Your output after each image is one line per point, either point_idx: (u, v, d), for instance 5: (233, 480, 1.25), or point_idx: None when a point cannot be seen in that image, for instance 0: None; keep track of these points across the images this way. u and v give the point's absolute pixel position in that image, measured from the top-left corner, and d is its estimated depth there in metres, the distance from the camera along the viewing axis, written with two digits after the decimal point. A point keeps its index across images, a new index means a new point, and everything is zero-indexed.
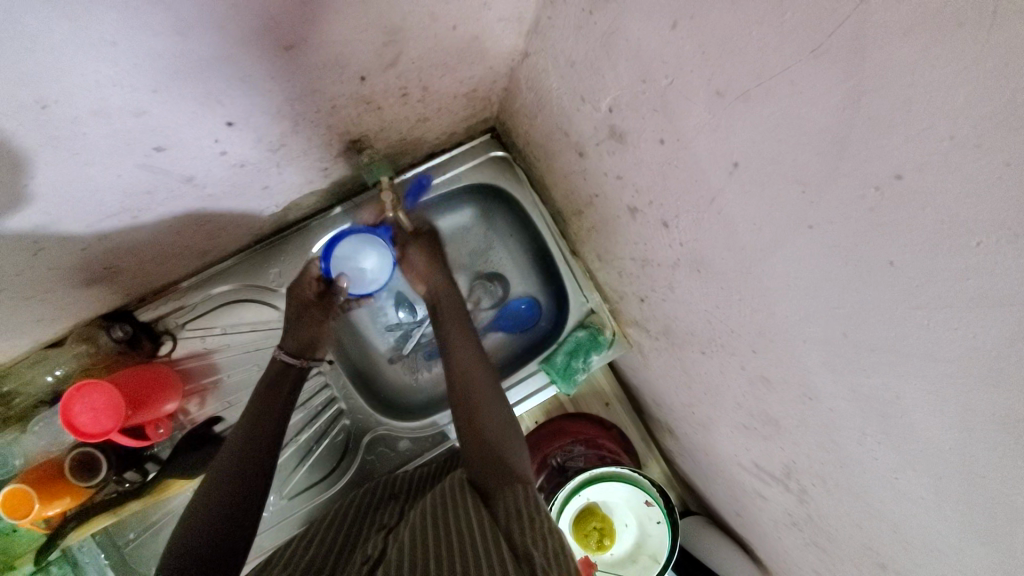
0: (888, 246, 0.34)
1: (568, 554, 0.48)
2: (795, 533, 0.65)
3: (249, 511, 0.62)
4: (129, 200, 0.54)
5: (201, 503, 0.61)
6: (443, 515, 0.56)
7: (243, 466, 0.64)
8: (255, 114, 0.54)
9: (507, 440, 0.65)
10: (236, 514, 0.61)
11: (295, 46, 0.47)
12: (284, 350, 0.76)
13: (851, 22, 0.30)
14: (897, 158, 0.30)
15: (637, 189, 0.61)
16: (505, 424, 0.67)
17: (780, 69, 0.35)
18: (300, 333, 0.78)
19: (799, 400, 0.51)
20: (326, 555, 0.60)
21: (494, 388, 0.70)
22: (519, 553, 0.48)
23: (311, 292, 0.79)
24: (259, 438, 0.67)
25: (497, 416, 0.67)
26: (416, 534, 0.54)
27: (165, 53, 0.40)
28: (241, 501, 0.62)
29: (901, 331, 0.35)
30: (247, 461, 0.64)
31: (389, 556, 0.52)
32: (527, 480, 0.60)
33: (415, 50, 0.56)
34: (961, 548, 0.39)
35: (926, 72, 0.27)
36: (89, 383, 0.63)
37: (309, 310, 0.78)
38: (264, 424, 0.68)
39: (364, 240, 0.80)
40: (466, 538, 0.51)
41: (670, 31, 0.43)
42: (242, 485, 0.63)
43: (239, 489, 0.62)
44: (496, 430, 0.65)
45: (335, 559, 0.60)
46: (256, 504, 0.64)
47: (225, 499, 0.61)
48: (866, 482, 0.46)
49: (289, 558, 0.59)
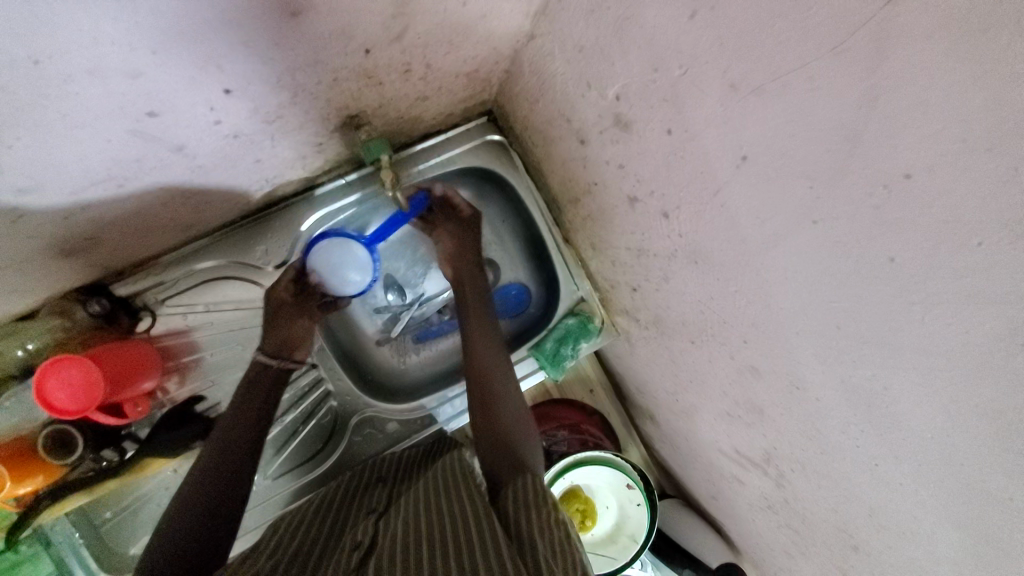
0: (890, 242, 0.35)
1: (574, 544, 0.48)
2: (769, 515, 0.68)
3: (230, 510, 0.62)
4: (117, 167, 0.51)
5: (181, 500, 0.61)
6: (442, 504, 0.56)
7: (222, 463, 0.63)
8: (254, 82, 0.52)
9: (520, 430, 0.67)
10: (217, 510, 0.61)
11: (302, 12, 0.45)
12: (263, 352, 0.74)
13: (878, 20, 0.30)
14: (906, 157, 0.32)
15: (638, 178, 0.62)
16: (517, 416, 0.69)
17: (798, 65, 0.36)
18: (276, 332, 0.76)
19: (785, 390, 0.53)
20: (314, 540, 0.59)
21: (503, 372, 0.73)
22: (523, 541, 0.49)
23: (287, 293, 0.78)
24: (238, 434, 0.66)
25: (511, 410, 0.70)
26: (410, 523, 0.54)
27: (168, 13, 0.38)
28: (218, 500, 0.61)
29: (894, 324, 0.37)
30: (224, 458, 0.63)
31: (382, 544, 0.51)
32: (534, 471, 0.61)
33: (422, 24, 0.55)
34: (934, 530, 0.42)
35: (944, 74, 0.28)
36: (65, 359, 0.61)
37: (284, 310, 0.78)
38: (247, 419, 0.67)
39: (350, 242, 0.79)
40: (465, 526, 0.51)
41: (688, 21, 0.43)
42: (218, 481, 0.62)
43: (215, 486, 0.62)
44: (510, 421, 0.68)
45: (320, 543, 0.58)
46: (237, 497, 0.63)
47: (202, 496, 0.61)
48: (845, 468, 0.49)
49: (275, 543, 0.58)
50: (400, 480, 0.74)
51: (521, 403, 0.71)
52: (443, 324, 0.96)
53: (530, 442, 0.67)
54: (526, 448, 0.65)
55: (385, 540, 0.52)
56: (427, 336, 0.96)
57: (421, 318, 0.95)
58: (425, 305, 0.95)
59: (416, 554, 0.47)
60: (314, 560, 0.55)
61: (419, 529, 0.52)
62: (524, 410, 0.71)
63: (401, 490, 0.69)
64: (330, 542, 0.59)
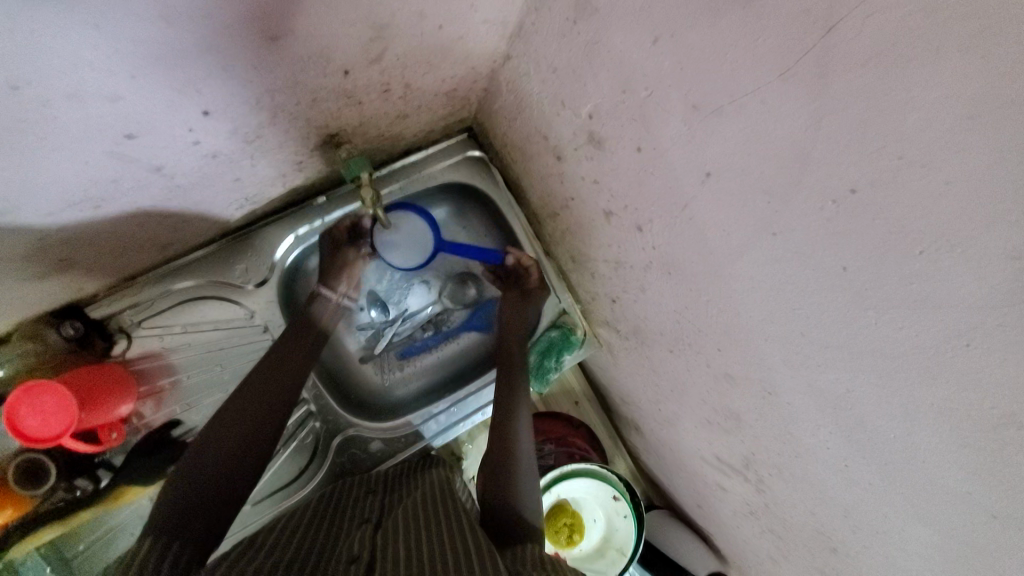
0: (845, 251, 0.37)
1: None
2: (751, 521, 0.69)
3: (218, 512, 0.55)
4: (94, 188, 0.51)
5: (159, 505, 0.54)
6: (448, 531, 0.54)
7: (210, 462, 0.58)
8: (233, 104, 0.52)
9: (517, 439, 0.71)
10: (202, 508, 0.54)
11: (279, 37, 0.46)
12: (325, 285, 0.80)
13: (822, 45, 0.32)
14: (854, 172, 0.34)
15: (613, 193, 0.64)
16: (513, 429, 0.73)
17: (753, 87, 0.38)
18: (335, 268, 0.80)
19: (760, 395, 0.55)
20: (312, 545, 0.57)
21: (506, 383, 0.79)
22: None
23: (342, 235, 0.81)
24: (231, 433, 0.61)
25: (499, 424, 0.74)
26: (412, 546, 0.52)
27: (147, 39, 0.38)
28: (204, 499, 0.55)
29: (854, 329, 0.39)
30: (214, 457, 0.59)
31: (383, 560, 0.49)
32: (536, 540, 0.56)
33: (399, 47, 0.56)
34: (904, 528, 0.43)
35: (883, 95, 0.30)
36: (38, 385, 0.59)
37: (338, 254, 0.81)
38: (235, 420, 0.63)
39: (423, 231, 0.88)
40: (466, 556, 0.49)
41: (651, 46, 0.46)
42: (204, 478, 0.57)
43: (200, 485, 0.56)
44: (507, 434, 0.71)
45: (318, 548, 0.57)
46: (227, 498, 0.56)
47: (183, 495, 0.54)
48: (818, 470, 0.50)
49: (274, 544, 0.56)
50: (390, 492, 0.74)
51: (525, 415, 0.76)
52: (426, 340, 0.97)
53: (526, 449, 0.71)
54: (518, 461, 0.68)
55: (386, 557, 0.50)
56: (412, 351, 0.97)
57: (405, 334, 0.97)
58: (409, 321, 0.96)
59: (421, 560, 0.48)
60: (308, 560, 0.53)
61: (420, 546, 0.52)
62: (520, 422, 0.75)
63: (394, 501, 0.69)
64: (326, 548, 0.57)
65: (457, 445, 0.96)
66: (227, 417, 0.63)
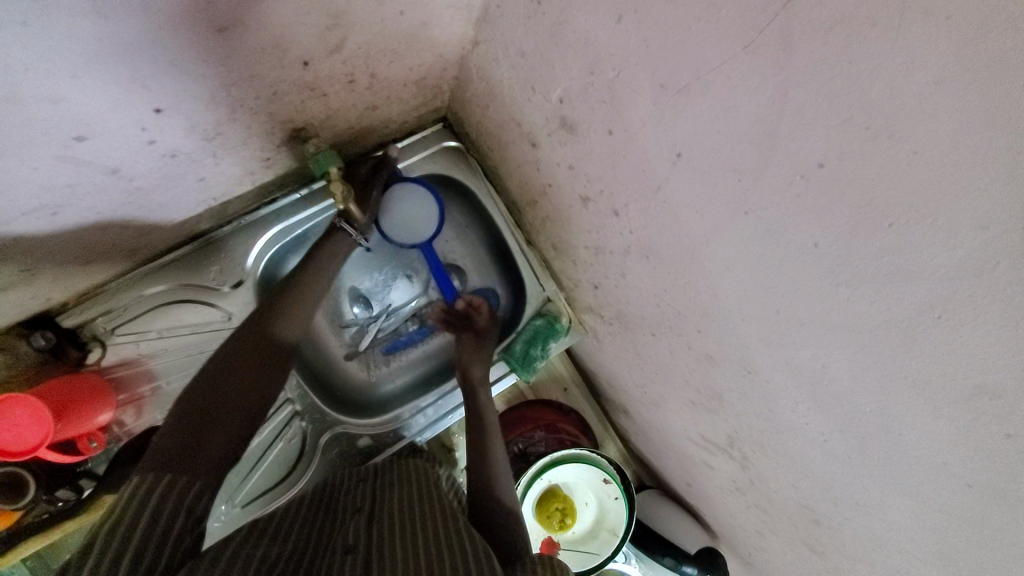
0: (813, 229, 0.37)
1: None
2: (738, 497, 0.70)
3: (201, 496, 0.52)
4: (47, 195, 0.49)
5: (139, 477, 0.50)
6: (441, 521, 0.55)
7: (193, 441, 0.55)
8: (188, 100, 0.51)
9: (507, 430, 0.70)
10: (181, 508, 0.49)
11: (228, 28, 0.44)
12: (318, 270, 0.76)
13: (783, 17, 0.32)
14: (820, 148, 0.33)
15: (588, 178, 0.63)
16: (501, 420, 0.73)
17: (718, 64, 0.37)
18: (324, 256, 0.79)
19: (740, 374, 0.55)
20: (307, 535, 0.58)
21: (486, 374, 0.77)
22: None
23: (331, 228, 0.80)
24: (200, 417, 0.58)
25: None
26: (406, 537, 0.52)
27: (84, 37, 0.37)
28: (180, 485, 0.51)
29: (826, 306, 0.39)
30: (186, 444, 0.55)
31: (377, 556, 0.50)
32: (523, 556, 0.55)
33: (360, 35, 0.55)
34: (882, 499, 0.44)
35: (844, 66, 0.30)
36: (9, 398, 0.57)
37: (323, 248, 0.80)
38: (209, 418, 0.58)
39: (432, 217, 0.87)
40: (461, 551, 0.49)
41: (616, 24, 0.45)
42: (180, 482, 0.51)
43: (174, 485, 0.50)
44: None
45: (314, 537, 0.57)
46: (200, 508, 0.51)
47: (156, 497, 0.48)
48: (798, 446, 0.51)
49: (268, 532, 0.56)
50: (381, 476, 0.74)
51: None
52: (412, 334, 0.97)
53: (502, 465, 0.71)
54: None
55: (380, 551, 0.50)
56: (396, 347, 0.96)
57: (390, 330, 0.96)
58: (393, 316, 0.96)
59: (416, 557, 0.48)
60: (306, 551, 0.54)
61: (415, 537, 0.52)
62: None
63: (386, 486, 0.69)
64: (320, 536, 0.58)
65: (449, 437, 0.96)
66: (206, 396, 0.60)
